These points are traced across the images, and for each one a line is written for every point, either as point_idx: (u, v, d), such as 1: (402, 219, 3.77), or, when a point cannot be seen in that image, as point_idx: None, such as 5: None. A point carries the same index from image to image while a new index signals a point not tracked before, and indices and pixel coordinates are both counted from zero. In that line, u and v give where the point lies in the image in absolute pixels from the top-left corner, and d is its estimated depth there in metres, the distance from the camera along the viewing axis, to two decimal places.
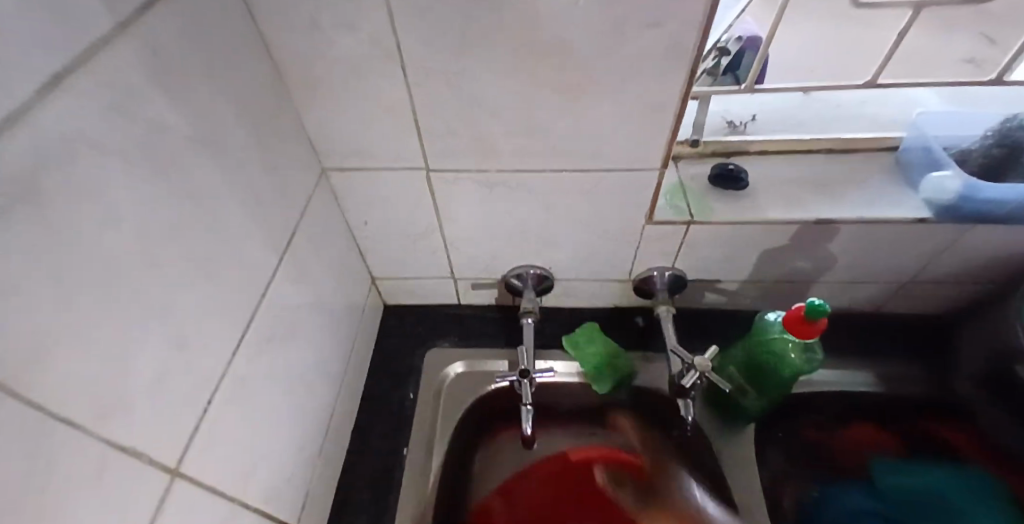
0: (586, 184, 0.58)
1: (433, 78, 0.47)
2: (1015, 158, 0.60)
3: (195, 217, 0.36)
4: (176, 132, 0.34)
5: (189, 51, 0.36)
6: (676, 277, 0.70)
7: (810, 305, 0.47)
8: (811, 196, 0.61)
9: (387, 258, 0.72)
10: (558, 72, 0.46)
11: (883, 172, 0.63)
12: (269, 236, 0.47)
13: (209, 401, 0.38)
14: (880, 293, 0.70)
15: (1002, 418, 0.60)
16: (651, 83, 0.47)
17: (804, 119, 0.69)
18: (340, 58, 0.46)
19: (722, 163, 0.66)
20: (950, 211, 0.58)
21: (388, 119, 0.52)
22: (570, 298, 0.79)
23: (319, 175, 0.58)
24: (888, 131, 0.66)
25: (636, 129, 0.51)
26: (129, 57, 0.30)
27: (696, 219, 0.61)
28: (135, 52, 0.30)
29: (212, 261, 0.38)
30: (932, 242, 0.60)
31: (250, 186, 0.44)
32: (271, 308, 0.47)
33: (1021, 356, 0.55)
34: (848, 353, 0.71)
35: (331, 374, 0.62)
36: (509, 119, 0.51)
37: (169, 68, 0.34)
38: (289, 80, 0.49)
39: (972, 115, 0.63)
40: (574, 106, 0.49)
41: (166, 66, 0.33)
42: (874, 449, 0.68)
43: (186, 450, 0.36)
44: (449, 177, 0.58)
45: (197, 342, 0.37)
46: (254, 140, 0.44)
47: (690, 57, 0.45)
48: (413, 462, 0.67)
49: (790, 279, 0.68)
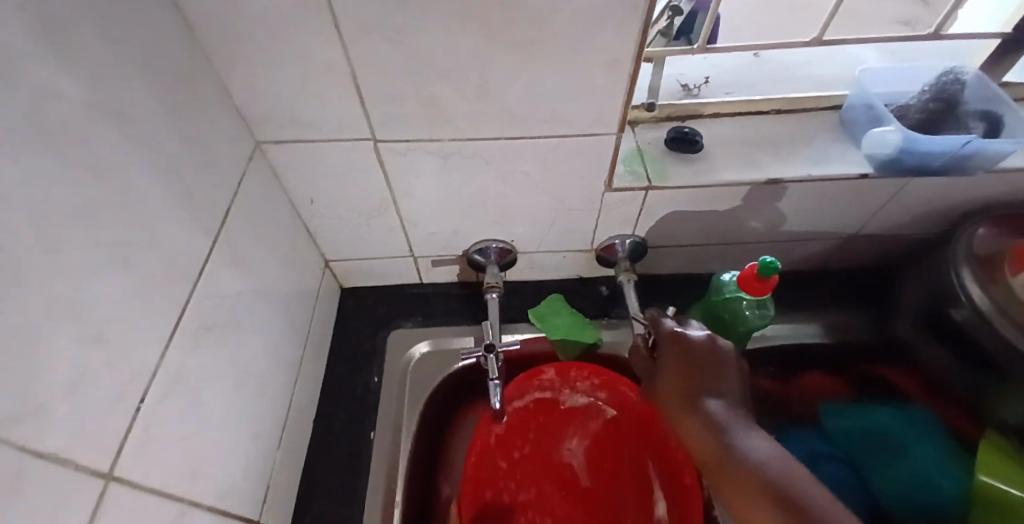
0: (543, 151, 0.56)
1: (372, 38, 0.44)
2: (949, 111, 0.61)
3: (104, 196, 0.32)
4: (70, 99, 0.30)
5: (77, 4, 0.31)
6: (637, 243, 0.70)
7: (762, 263, 0.47)
8: (764, 156, 0.62)
9: (338, 238, 0.69)
10: (507, 30, 0.44)
11: (830, 129, 0.65)
12: (199, 217, 0.43)
13: (142, 399, 0.35)
14: (827, 249, 0.73)
15: (939, 358, 0.63)
16: (605, 39, 0.45)
17: (755, 80, 0.69)
18: (264, 17, 0.42)
19: (678, 126, 0.65)
20: (889, 164, 0.60)
21: (326, 84, 0.48)
22: (533, 270, 0.78)
23: (252, 149, 0.53)
24: (832, 90, 0.67)
25: (592, 90, 0.50)
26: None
27: (654, 184, 0.61)
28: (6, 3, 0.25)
29: (128, 246, 0.34)
30: (873, 197, 0.63)
31: (169, 162, 0.40)
32: (209, 294, 0.44)
33: (953, 299, 0.59)
34: (798, 306, 0.74)
35: (286, 363, 0.59)
36: (459, 83, 0.48)
37: (52, 23, 0.29)
38: (206, 40, 0.44)
39: (911, 73, 0.65)
40: (526, 67, 0.47)
41: (46, 21, 0.28)
42: (827, 396, 0.70)
43: (121, 451, 0.33)
44: (398, 147, 0.55)
45: (121, 336, 0.33)
46: (169, 109, 0.40)
47: (643, 12, 0.43)
48: (381, 445, 0.65)
49: (746, 240, 0.70)
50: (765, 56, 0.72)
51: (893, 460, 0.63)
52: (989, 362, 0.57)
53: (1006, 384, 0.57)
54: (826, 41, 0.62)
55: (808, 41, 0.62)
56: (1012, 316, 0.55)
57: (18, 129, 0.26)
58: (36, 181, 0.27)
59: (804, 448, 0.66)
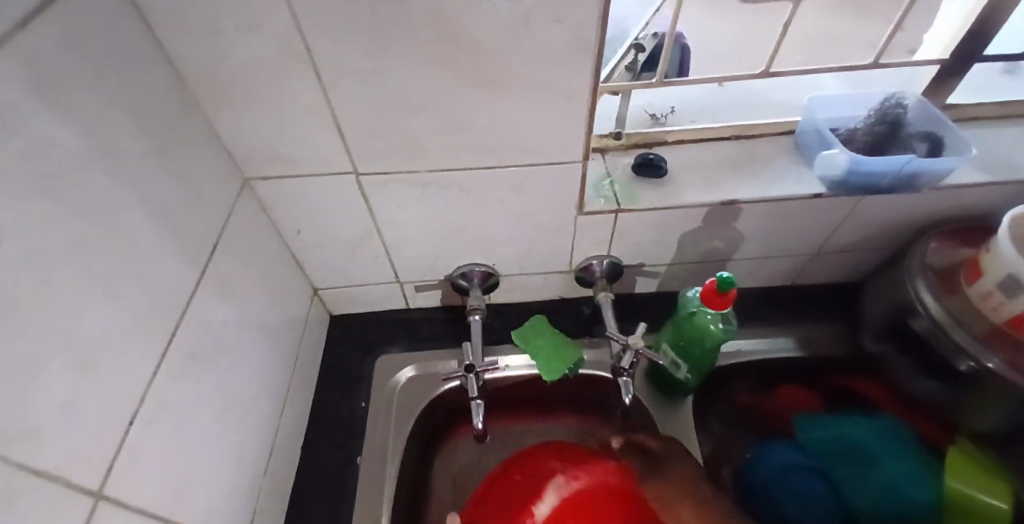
0: (516, 178, 0.60)
1: (348, 81, 0.48)
2: (894, 133, 0.65)
3: (98, 236, 0.36)
4: (65, 147, 0.33)
5: (76, 63, 0.34)
6: (613, 263, 0.74)
7: (720, 278, 0.51)
8: (725, 178, 0.66)
9: (326, 267, 0.72)
10: (470, 71, 0.48)
11: (787, 152, 0.69)
12: (185, 251, 0.46)
13: (132, 419, 0.38)
14: (796, 266, 0.76)
15: (904, 367, 0.66)
16: (566, 77, 0.49)
17: (717, 108, 0.74)
18: (251, 66, 0.46)
19: (644, 153, 0.69)
20: (840, 184, 0.64)
21: (307, 123, 0.52)
22: (516, 293, 0.81)
23: (242, 185, 0.57)
24: (788, 116, 0.72)
25: (554, 123, 0.54)
26: (7, 68, 0.29)
27: (623, 207, 0.64)
28: (12, 65, 0.29)
29: (123, 278, 0.38)
30: (830, 215, 0.66)
31: (160, 201, 0.43)
32: (195, 321, 0.46)
33: (912, 310, 0.63)
34: (770, 322, 0.77)
35: (274, 388, 0.61)
36: (432, 120, 0.52)
37: (50, 77, 0.32)
38: (199, 85, 0.48)
39: (861, 97, 0.70)
40: (493, 104, 0.51)
41: (49, 77, 0.32)
42: (801, 407, 0.72)
43: (109, 471, 0.35)
44: (379, 179, 0.59)
45: (110, 366, 0.36)
46: (158, 150, 0.43)
47: (594, 52, 0.47)
48: (366, 472, 0.66)
49: (716, 258, 0.73)
50: (728, 86, 0.76)
51: (872, 463, 0.64)
52: (952, 372, 0.61)
53: (966, 393, 0.61)
54: (776, 72, 0.67)
55: (758, 74, 0.67)
56: (970, 328, 0.59)
57: (22, 172, 0.29)
58: (33, 220, 0.30)
59: (781, 459, 0.68)
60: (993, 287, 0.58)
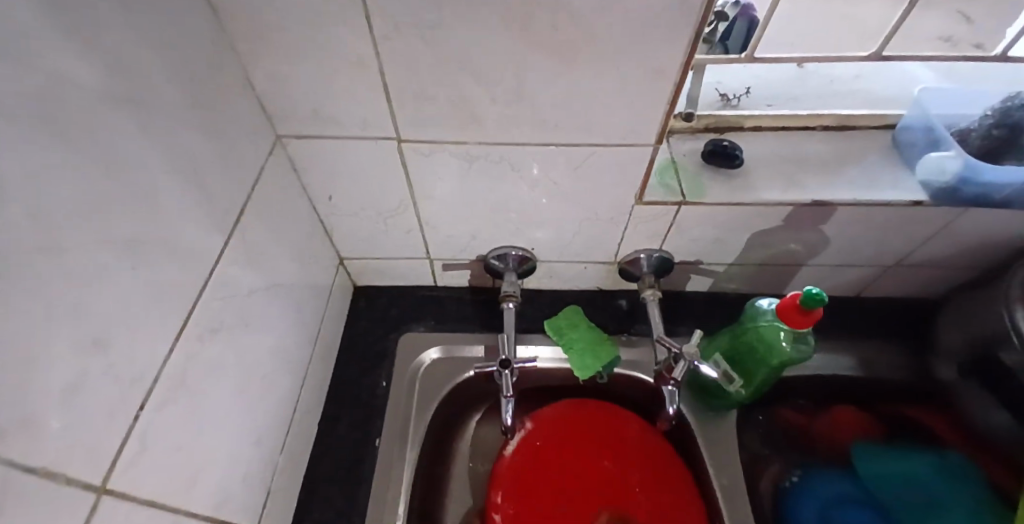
0: (576, 158, 0.53)
1: (403, 34, 0.41)
2: (1013, 140, 0.57)
3: (117, 195, 0.31)
4: (86, 86, 0.28)
5: None
6: (663, 259, 0.67)
7: (806, 293, 0.44)
8: (807, 175, 0.58)
9: (354, 237, 0.67)
10: (547, 31, 0.41)
11: (881, 151, 0.61)
12: (211, 214, 0.41)
13: (146, 402, 0.33)
14: (866, 278, 0.69)
15: (981, 400, 0.60)
16: (656, 48, 0.42)
17: (802, 94, 0.65)
18: (294, 7, 0.39)
19: (716, 139, 0.62)
20: (951, 194, 0.56)
21: (351, 79, 0.45)
22: (553, 280, 0.75)
23: (272, 142, 0.51)
24: (884, 107, 0.63)
25: (631, 99, 0.47)
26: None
27: (689, 199, 0.57)
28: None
29: (145, 244, 0.33)
30: (925, 226, 0.58)
31: (188, 155, 0.38)
32: (219, 292, 0.42)
33: (1005, 341, 0.55)
34: (830, 336, 0.70)
35: (295, 363, 0.57)
36: (492, 85, 0.45)
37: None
38: (231, 25, 0.41)
39: (974, 94, 0.61)
40: (565, 71, 0.44)
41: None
42: (857, 432, 0.67)
43: (117, 462, 0.31)
44: (423, 148, 0.53)
45: (124, 345, 0.31)
46: (187, 96, 0.37)
47: (697, 19, 0.40)
48: (385, 457, 0.62)
49: (780, 262, 0.66)
50: (810, 68, 0.67)
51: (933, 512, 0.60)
52: None
53: None
54: (886, 56, 0.58)
55: (863, 56, 0.58)
56: None
57: (34, 114, 0.24)
58: (44, 173, 0.25)
59: (829, 490, 0.64)
60: None
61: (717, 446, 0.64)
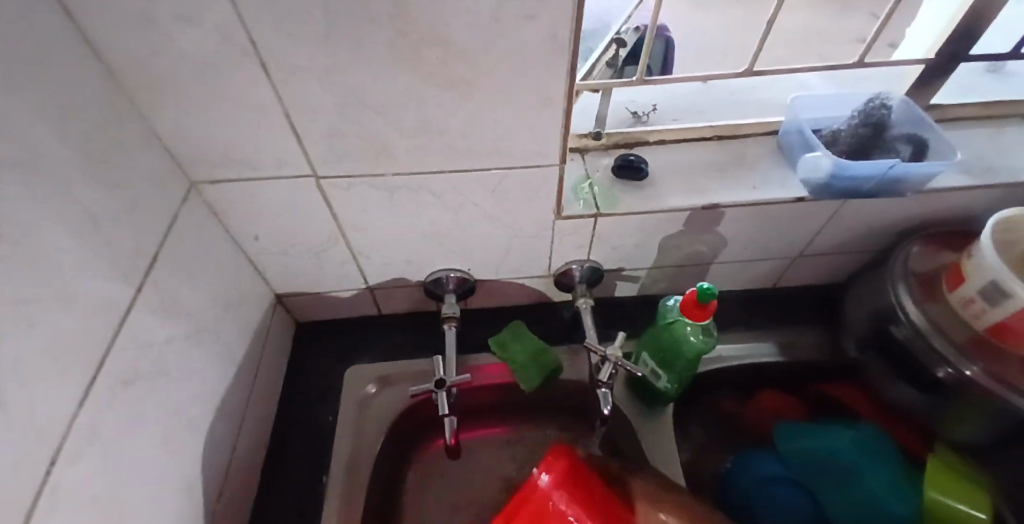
0: (491, 181, 0.57)
1: (303, 79, 0.44)
2: (878, 136, 0.63)
3: (11, 255, 0.31)
4: None
5: None
6: (592, 268, 0.71)
7: (700, 289, 0.48)
8: (705, 180, 0.64)
9: (289, 274, 0.68)
10: (439, 69, 0.44)
11: (768, 155, 0.67)
12: (118, 265, 0.42)
13: (52, 460, 0.33)
14: (777, 269, 0.75)
15: (883, 374, 0.65)
16: (542, 78, 0.46)
17: (700, 107, 0.71)
18: (196, 63, 0.41)
19: (624, 154, 0.66)
20: (824, 188, 0.62)
21: (262, 123, 0.47)
22: (492, 298, 0.78)
23: (189, 189, 0.52)
24: (771, 116, 0.70)
25: (530, 124, 0.50)
26: None
27: (602, 211, 0.61)
28: None
29: (41, 302, 0.33)
30: (814, 218, 0.65)
31: (85, 212, 0.38)
32: (131, 342, 0.42)
33: (894, 317, 0.61)
34: (753, 325, 0.76)
35: (229, 406, 0.57)
36: (399, 120, 0.48)
37: None
38: (129, 83, 0.43)
39: (845, 98, 0.68)
40: (465, 102, 0.47)
41: None
42: (784, 413, 0.72)
43: (23, 522, 0.31)
44: (341, 183, 0.55)
45: (25, 402, 0.32)
46: (81, 156, 0.38)
47: (570, 49, 0.44)
48: (332, 488, 0.62)
49: (695, 262, 0.71)
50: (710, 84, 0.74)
51: (844, 483, 0.63)
52: (932, 382, 0.60)
53: (946, 400, 0.60)
54: (759, 71, 0.65)
55: (743, 72, 0.65)
56: (950, 335, 0.58)
57: None
58: None
59: (760, 471, 0.68)
60: (975, 294, 0.57)
61: (653, 439, 0.67)
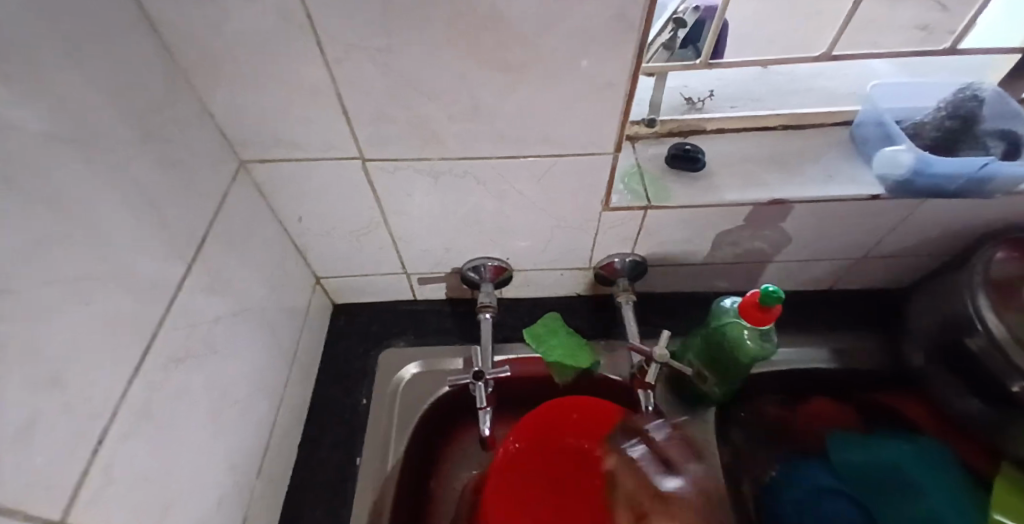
0: (541, 167, 0.54)
1: (355, 57, 0.42)
2: (967, 129, 0.58)
3: (63, 231, 0.31)
4: (30, 135, 0.28)
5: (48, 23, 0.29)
6: (637, 262, 0.68)
7: (764, 292, 0.45)
8: (767, 173, 0.60)
9: (328, 256, 0.67)
10: (497, 49, 0.41)
11: (839, 147, 0.62)
12: (171, 243, 0.41)
13: (105, 437, 0.33)
14: (837, 270, 0.70)
15: (951, 388, 0.60)
16: (605, 60, 0.43)
17: (762, 95, 0.66)
18: (248, 38, 0.40)
19: (679, 143, 0.63)
20: (903, 185, 0.57)
21: (310, 103, 0.46)
22: (530, 288, 0.76)
23: (236, 168, 0.52)
24: (841, 105, 0.64)
25: (587, 110, 0.48)
26: None
27: (654, 203, 0.58)
28: None
29: (99, 280, 0.33)
30: (887, 217, 0.60)
31: (140, 188, 0.38)
32: (181, 320, 0.42)
33: (971, 328, 0.56)
34: (806, 328, 0.71)
35: (270, 385, 0.58)
36: (450, 102, 0.46)
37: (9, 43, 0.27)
38: (181, 58, 0.42)
39: (928, 87, 0.63)
40: (522, 85, 0.45)
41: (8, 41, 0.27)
42: (835, 422, 0.69)
43: (80, 498, 0.31)
44: (387, 166, 0.53)
45: (75, 380, 0.31)
46: (139, 131, 0.38)
47: (640, 29, 0.40)
48: (366, 473, 0.63)
49: (749, 260, 0.67)
50: (773, 69, 0.69)
51: (906, 496, 0.62)
52: (1009, 400, 0.54)
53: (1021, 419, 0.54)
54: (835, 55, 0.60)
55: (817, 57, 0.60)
56: None
57: None
58: None
59: (811, 480, 0.65)
60: None
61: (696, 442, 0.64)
